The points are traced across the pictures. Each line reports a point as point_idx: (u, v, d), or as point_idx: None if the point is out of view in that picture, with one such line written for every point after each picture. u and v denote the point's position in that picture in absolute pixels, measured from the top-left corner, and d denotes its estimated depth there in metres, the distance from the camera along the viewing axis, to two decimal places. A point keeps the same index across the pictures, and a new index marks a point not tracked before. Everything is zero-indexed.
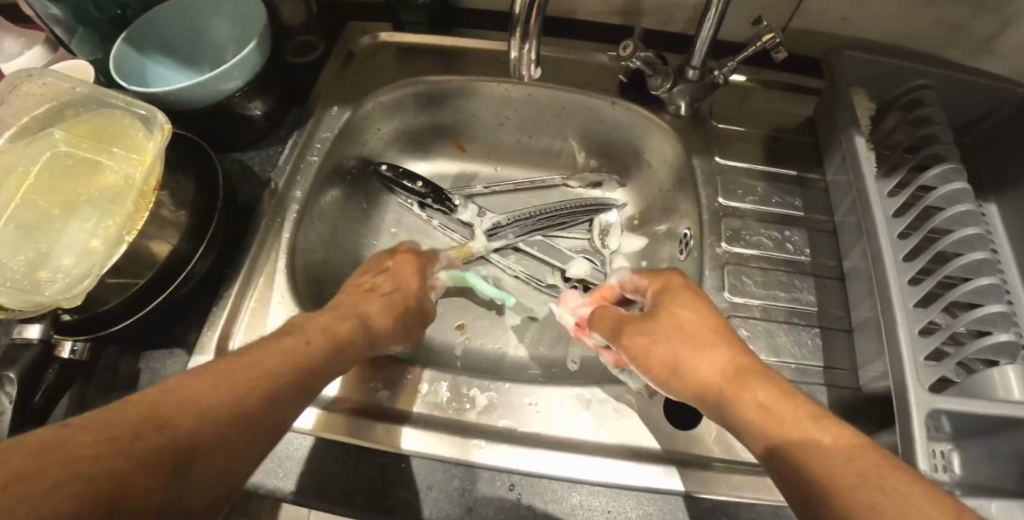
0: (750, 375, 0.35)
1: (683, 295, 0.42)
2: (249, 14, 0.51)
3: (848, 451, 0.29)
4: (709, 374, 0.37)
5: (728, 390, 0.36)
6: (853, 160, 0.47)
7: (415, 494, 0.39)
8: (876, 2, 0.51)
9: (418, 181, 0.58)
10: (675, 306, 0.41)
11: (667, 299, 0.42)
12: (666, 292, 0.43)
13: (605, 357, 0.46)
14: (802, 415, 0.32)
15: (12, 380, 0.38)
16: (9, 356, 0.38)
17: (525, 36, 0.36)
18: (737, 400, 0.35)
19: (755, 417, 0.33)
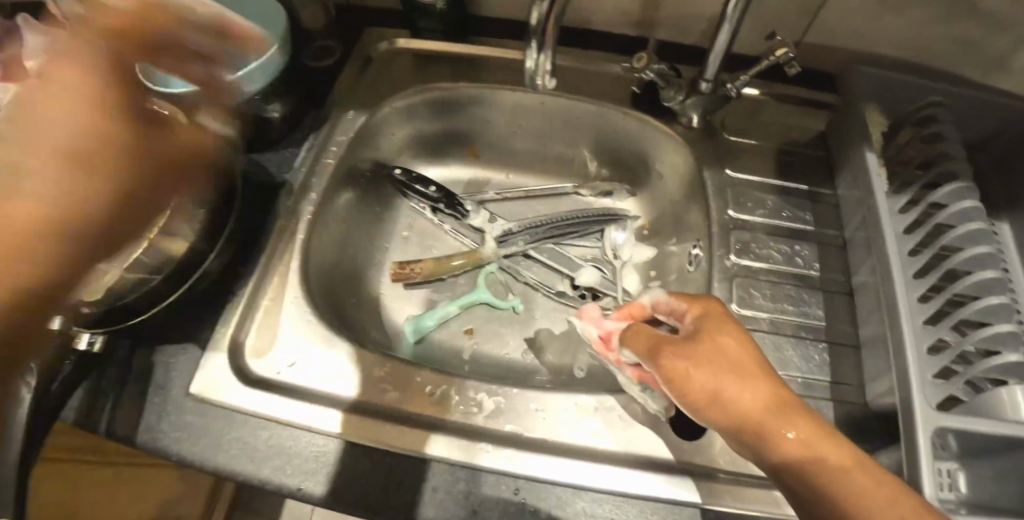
0: (792, 410, 0.35)
1: (723, 318, 0.39)
2: (270, 18, 0.52)
3: (880, 488, 0.31)
4: (751, 407, 0.35)
5: (768, 425, 0.34)
6: (864, 177, 0.48)
7: (423, 495, 0.40)
8: (890, 18, 0.51)
9: (430, 185, 0.59)
10: (718, 331, 0.38)
11: (706, 322, 0.40)
12: (704, 315, 0.40)
13: (628, 373, 0.43)
14: (837, 450, 0.33)
15: (31, 370, 0.39)
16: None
17: (542, 47, 0.37)
18: (777, 436, 0.34)
19: (793, 451, 0.33)
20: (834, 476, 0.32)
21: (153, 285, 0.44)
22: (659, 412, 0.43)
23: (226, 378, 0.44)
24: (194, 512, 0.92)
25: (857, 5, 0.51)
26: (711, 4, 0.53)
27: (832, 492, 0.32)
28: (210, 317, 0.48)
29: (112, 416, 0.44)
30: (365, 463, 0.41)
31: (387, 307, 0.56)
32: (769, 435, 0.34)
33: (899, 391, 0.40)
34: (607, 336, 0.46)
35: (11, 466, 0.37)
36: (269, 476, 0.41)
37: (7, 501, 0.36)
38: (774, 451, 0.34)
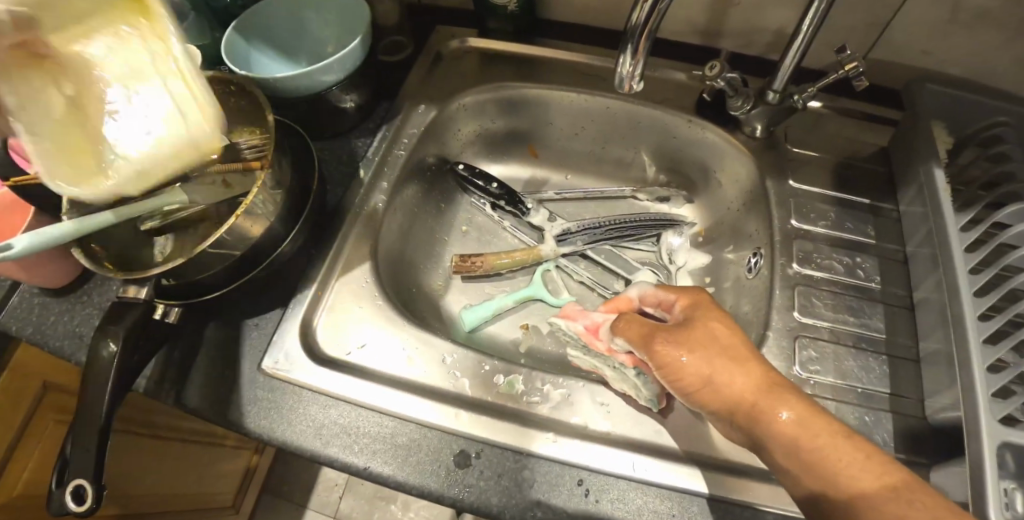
0: (781, 390, 0.37)
1: (710, 309, 0.42)
2: (352, 13, 0.54)
3: (871, 463, 0.33)
4: (743, 388, 0.37)
5: (758, 404, 0.36)
6: (932, 192, 0.48)
7: (485, 481, 0.40)
8: (960, 37, 0.52)
9: (492, 183, 0.60)
10: (708, 321, 0.41)
11: (699, 313, 0.42)
12: (694, 307, 0.43)
13: (622, 360, 0.45)
14: (828, 427, 0.34)
15: (117, 334, 0.40)
16: (117, 312, 0.41)
17: (636, 51, 0.38)
18: (768, 413, 0.36)
19: (786, 427, 0.35)
20: (823, 451, 0.34)
21: (231, 262, 0.45)
22: (651, 403, 0.42)
23: (296, 356, 0.46)
24: (229, 491, 0.94)
25: (927, 23, 0.51)
26: (781, 16, 0.54)
27: (821, 465, 0.33)
28: (282, 297, 0.49)
29: (183, 385, 0.45)
30: (432, 447, 0.42)
31: (445, 298, 0.58)
32: (761, 413, 0.36)
33: (962, 405, 0.40)
34: (596, 326, 0.49)
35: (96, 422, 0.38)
36: (332, 452, 0.42)
37: (89, 457, 0.37)
38: (767, 429, 0.36)
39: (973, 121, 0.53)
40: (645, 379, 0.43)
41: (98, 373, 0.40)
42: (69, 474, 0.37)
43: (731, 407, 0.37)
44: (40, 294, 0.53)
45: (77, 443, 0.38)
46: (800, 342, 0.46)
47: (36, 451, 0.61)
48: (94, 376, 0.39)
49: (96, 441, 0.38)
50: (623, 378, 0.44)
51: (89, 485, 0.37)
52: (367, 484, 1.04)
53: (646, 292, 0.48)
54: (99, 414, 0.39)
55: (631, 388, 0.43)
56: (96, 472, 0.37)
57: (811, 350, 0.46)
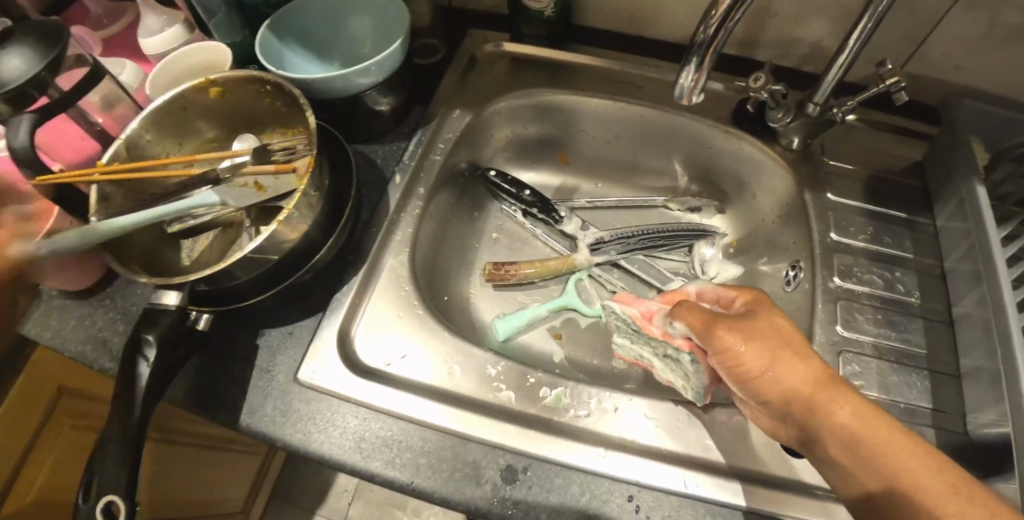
0: (834, 385, 0.37)
1: (764, 303, 0.42)
2: (389, 15, 0.52)
3: (932, 462, 0.32)
4: (799, 381, 0.37)
5: (816, 396, 0.36)
6: (972, 209, 0.48)
7: (533, 496, 0.39)
8: (999, 53, 0.52)
9: (525, 190, 0.59)
10: (768, 314, 0.41)
11: (758, 307, 0.42)
12: (750, 300, 0.43)
13: (678, 343, 0.44)
14: (884, 425, 0.34)
15: (151, 343, 0.39)
16: (149, 319, 0.40)
17: (700, 66, 0.37)
18: (826, 405, 0.36)
19: (843, 420, 0.35)
20: (876, 445, 0.34)
21: (268, 267, 0.43)
22: (696, 398, 0.43)
23: (336, 365, 0.45)
24: (238, 497, 0.92)
25: (967, 38, 0.52)
26: (820, 28, 0.54)
27: (874, 459, 0.34)
28: (316, 305, 0.48)
29: (215, 395, 0.44)
30: (476, 461, 0.41)
31: (477, 306, 0.57)
32: (818, 407, 0.36)
33: (1011, 421, 0.40)
34: (651, 313, 0.47)
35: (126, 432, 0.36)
36: (373, 467, 0.41)
37: (121, 472, 0.35)
38: (820, 420, 0.36)
39: (1010, 137, 0.53)
40: (698, 368, 0.43)
41: (129, 384, 0.38)
42: (99, 490, 0.35)
43: (786, 399, 0.37)
44: (60, 296, 0.52)
45: (106, 457, 0.36)
46: (844, 357, 0.46)
47: (49, 458, 0.59)
48: (126, 386, 0.38)
49: (127, 454, 0.36)
50: (680, 364, 0.44)
51: (120, 502, 0.35)
52: (377, 490, 1.03)
53: (701, 287, 0.47)
54: (131, 424, 0.37)
55: (682, 379, 0.45)
56: (128, 487, 0.35)
57: (855, 365, 0.46)
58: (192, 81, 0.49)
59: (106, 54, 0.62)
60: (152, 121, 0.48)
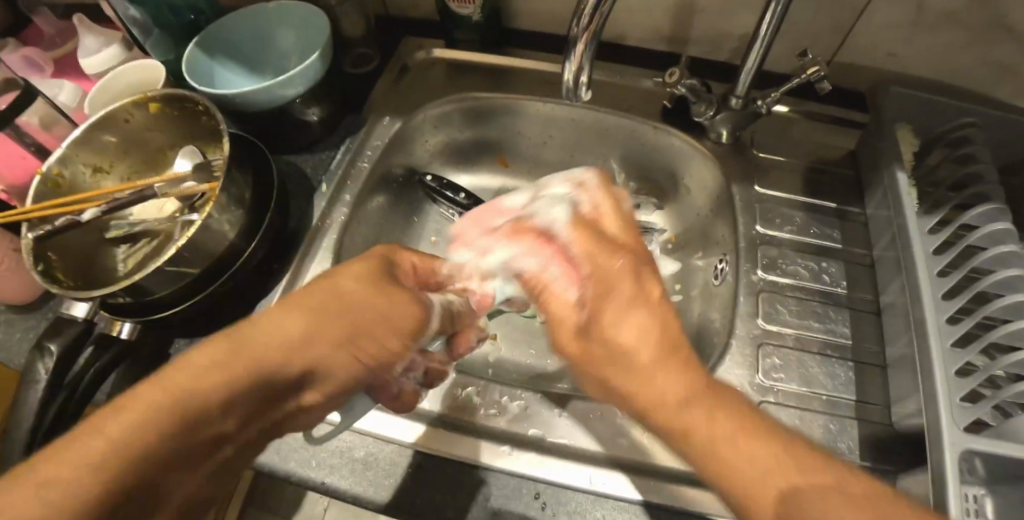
0: (754, 422, 0.31)
1: (640, 299, 0.39)
2: (313, 26, 0.54)
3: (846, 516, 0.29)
4: (719, 426, 0.32)
5: (723, 431, 0.32)
6: (893, 196, 0.48)
7: (441, 495, 0.40)
8: (923, 39, 0.51)
9: (460, 193, 0.60)
10: (656, 366, 0.36)
11: (604, 314, 0.39)
12: (609, 287, 0.40)
13: None
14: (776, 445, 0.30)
15: (52, 353, 0.40)
16: (56, 329, 0.41)
17: (581, 60, 0.39)
18: (716, 437, 0.32)
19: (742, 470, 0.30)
20: (754, 477, 0.30)
21: (192, 278, 0.44)
22: None
23: None
24: None
25: (890, 25, 0.51)
26: (744, 21, 0.53)
27: (739, 483, 0.30)
28: (244, 311, 0.49)
29: None
30: (389, 460, 0.41)
31: None
32: (738, 447, 0.31)
33: (926, 411, 0.39)
34: None
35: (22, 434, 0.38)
36: (286, 468, 0.41)
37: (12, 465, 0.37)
38: (716, 453, 0.31)
39: (940, 123, 0.52)
40: None
41: (42, 391, 0.39)
42: None
43: (699, 464, 0.33)
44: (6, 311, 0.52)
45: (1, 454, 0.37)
46: (764, 350, 0.46)
47: None
48: (27, 391, 0.39)
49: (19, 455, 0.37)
50: None
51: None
52: None
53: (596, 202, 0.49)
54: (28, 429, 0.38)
55: None
56: None
57: (775, 357, 0.46)
58: (132, 97, 0.50)
59: (57, 74, 0.65)
60: (87, 137, 0.50)
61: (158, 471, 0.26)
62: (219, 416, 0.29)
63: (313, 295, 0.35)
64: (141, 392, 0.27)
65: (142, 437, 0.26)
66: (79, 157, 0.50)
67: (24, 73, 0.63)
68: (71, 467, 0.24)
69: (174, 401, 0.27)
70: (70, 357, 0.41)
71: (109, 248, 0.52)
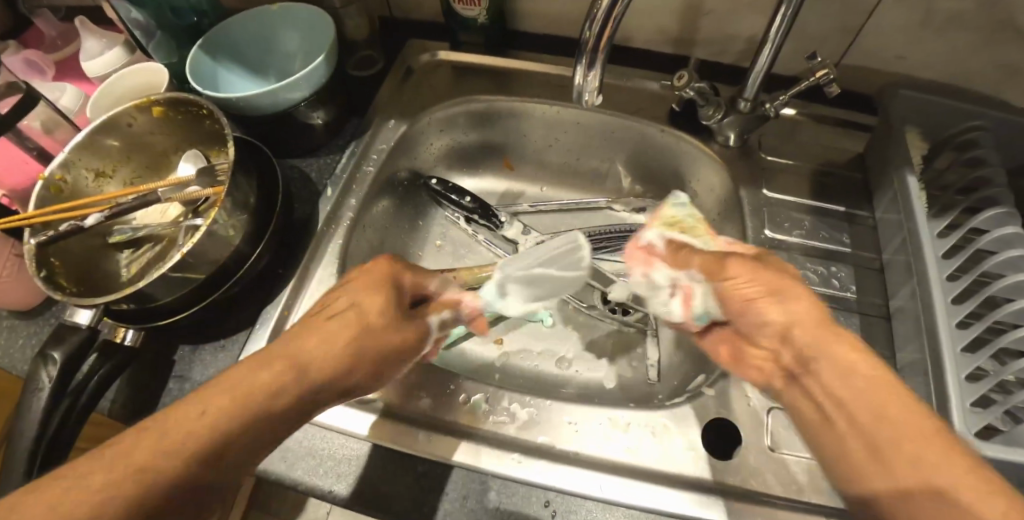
0: (914, 403, 0.31)
1: (812, 311, 0.37)
2: (318, 29, 0.53)
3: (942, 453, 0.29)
4: (895, 405, 0.31)
5: (890, 411, 0.31)
6: (904, 199, 0.47)
7: (450, 504, 0.39)
8: (932, 42, 0.51)
9: (466, 196, 0.60)
10: (829, 346, 0.35)
11: (800, 325, 0.37)
12: (784, 302, 0.37)
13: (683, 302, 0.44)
14: (937, 435, 0.30)
15: (56, 361, 0.40)
16: (60, 336, 0.40)
17: (591, 64, 0.39)
18: (901, 425, 0.30)
19: (948, 482, 0.28)
20: (921, 467, 0.29)
21: (198, 283, 0.44)
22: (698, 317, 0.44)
23: None
24: None
25: (899, 29, 0.51)
26: (751, 24, 0.53)
27: (912, 474, 0.29)
28: (249, 317, 0.49)
29: (151, 410, 0.45)
30: (397, 469, 0.41)
31: None
32: (898, 425, 0.31)
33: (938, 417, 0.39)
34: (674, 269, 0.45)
35: (26, 443, 0.37)
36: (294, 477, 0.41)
37: (15, 476, 0.36)
38: (891, 432, 0.31)
39: (949, 126, 0.52)
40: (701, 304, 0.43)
41: (45, 401, 0.39)
42: None
43: (864, 445, 0.32)
44: (8, 317, 0.52)
45: (3, 466, 0.37)
46: None
47: None
48: (29, 400, 0.39)
49: (24, 464, 0.37)
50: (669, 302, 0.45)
51: None
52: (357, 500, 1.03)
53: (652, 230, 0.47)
54: (31, 438, 0.37)
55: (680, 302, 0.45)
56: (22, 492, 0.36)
57: None
58: (135, 100, 0.49)
59: (59, 77, 0.64)
60: (89, 142, 0.49)
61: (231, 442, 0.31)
62: (277, 417, 0.33)
63: (333, 321, 0.38)
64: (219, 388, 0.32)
65: (229, 417, 0.31)
66: (82, 161, 0.50)
67: (27, 76, 0.62)
68: (179, 441, 0.29)
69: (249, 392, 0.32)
70: (74, 364, 0.40)
71: (111, 252, 0.52)
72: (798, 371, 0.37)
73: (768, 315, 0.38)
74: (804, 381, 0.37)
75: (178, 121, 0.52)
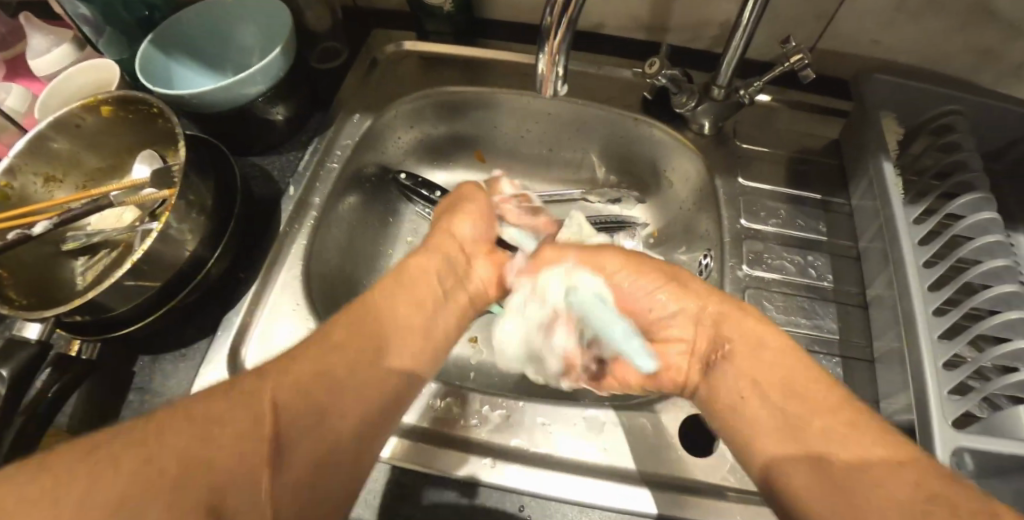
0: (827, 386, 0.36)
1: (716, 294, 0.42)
2: (274, 21, 0.51)
3: (870, 439, 0.32)
4: (811, 395, 0.35)
5: (799, 386, 0.36)
6: (880, 186, 0.47)
7: (420, 513, 0.38)
8: (907, 23, 0.49)
9: (435, 191, 0.59)
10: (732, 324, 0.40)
11: (707, 310, 0.42)
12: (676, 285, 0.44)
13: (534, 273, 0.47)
14: (839, 408, 0.34)
15: (3, 379, 0.37)
16: (6, 352, 0.38)
17: (553, 53, 0.37)
18: (810, 404, 0.35)
19: (842, 455, 0.32)
20: (833, 437, 0.33)
21: (152, 292, 0.42)
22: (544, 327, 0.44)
23: None
24: None
25: (873, 11, 0.49)
26: (724, 9, 0.51)
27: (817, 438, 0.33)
28: (211, 323, 0.47)
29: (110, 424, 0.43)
30: (366, 477, 0.39)
31: None
32: (813, 402, 0.35)
33: (916, 407, 0.38)
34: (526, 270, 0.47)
35: None
36: None
37: None
38: (802, 435, 0.34)
39: (924, 110, 0.51)
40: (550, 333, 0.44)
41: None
42: None
43: (783, 422, 0.35)
44: None
45: None
46: None
47: None
48: None
49: None
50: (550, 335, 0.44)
51: None
52: None
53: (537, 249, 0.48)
54: None
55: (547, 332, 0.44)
56: None
57: None
58: (81, 99, 0.46)
59: (8, 77, 0.62)
60: (35, 145, 0.47)
61: (320, 409, 0.34)
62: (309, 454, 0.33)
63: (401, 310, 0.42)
64: (274, 370, 0.34)
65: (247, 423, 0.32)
66: (28, 166, 0.47)
67: None
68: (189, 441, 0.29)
69: (313, 374, 0.35)
70: (21, 380, 0.38)
71: (67, 259, 0.50)
72: (711, 367, 0.40)
73: (667, 307, 0.43)
74: (717, 370, 0.40)
75: (130, 120, 0.49)
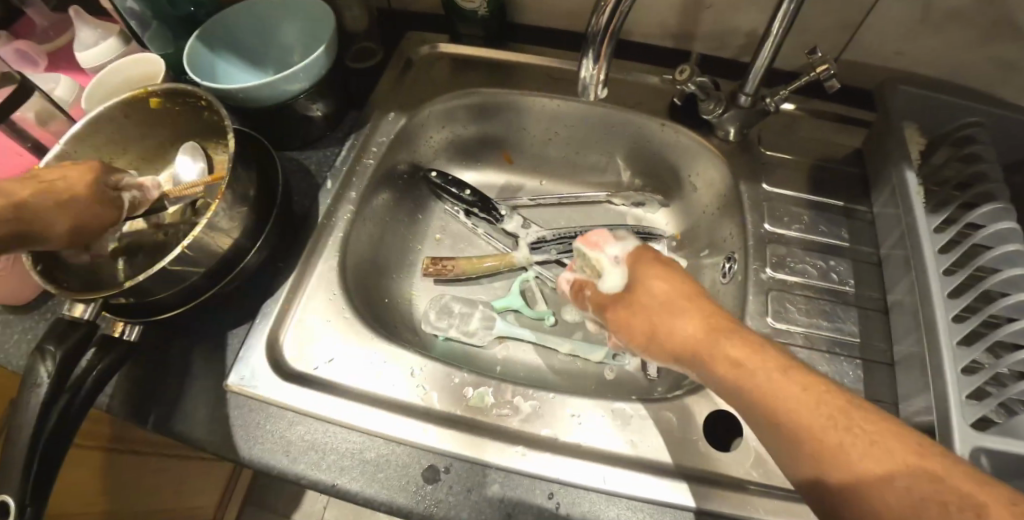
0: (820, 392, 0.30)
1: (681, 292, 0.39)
2: (317, 21, 0.53)
3: (881, 445, 0.27)
4: (798, 401, 0.30)
5: (781, 391, 0.31)
6: (902, 195, 0.48)
7: (452, 496, 0.40)
8: (932, 37, 0.51)
9: (465, 189, 0.60)
10: (725, 341, 0.35)
11: (686, 312, 0.38)
12: (650, 280, 0.40)
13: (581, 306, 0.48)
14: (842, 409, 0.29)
15: (54, 356, 0.39)
16: (59, 331, 0.40)
17: (597, 58, 0.39)
18: (810, 410, 0.30)
19: (867, 468, 0.27)
20: (857, 447, 0.28)
21: (197, 277, 0.43)
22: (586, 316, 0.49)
23: (264, 371, 0.45)
24: (210, 504, 0.95)
25: (898, 24, 0.51)
26: (753, 19, 0.53)
27: (833, 455, 0.28)
28: (249, 310, 0.48)
29: (152, 403, 0.44)
30: (401, 461, 0.41)
31: (416, 305, 0.58)
32: (809, 413, 0.30)
33: (936, 408, 0.39)
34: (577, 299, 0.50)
35: (25, 435, 0.36)
36: (297, 470, 0.41)
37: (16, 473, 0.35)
38: (796, 434, 0.30)
39: (946, 122, 0.52)
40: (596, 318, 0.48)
41: (44, 396, 0.38)
42: None
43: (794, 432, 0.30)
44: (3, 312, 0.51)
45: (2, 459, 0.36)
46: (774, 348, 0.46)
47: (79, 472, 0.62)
48: (29, 395, 0.38)
49: (24, 461, 0.36)
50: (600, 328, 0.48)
51: (12, 503, 0.35)
52: None
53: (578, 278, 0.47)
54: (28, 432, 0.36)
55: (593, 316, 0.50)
56: (24, 488, 0.35)
57: None
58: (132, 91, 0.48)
59: (52, 68, 0.64)
60: (85, 134, 0.48)
61: None
62: None
63: None
64: None
65: None
66: (77, 154, 0.49)
67: (19, 66, 0.61)
68: None
69: None
70: (71, 358, 0.40)
71: None
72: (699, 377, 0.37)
73: (663, 315, 0.38)
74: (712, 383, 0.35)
75: (175, 111, 0.51)
